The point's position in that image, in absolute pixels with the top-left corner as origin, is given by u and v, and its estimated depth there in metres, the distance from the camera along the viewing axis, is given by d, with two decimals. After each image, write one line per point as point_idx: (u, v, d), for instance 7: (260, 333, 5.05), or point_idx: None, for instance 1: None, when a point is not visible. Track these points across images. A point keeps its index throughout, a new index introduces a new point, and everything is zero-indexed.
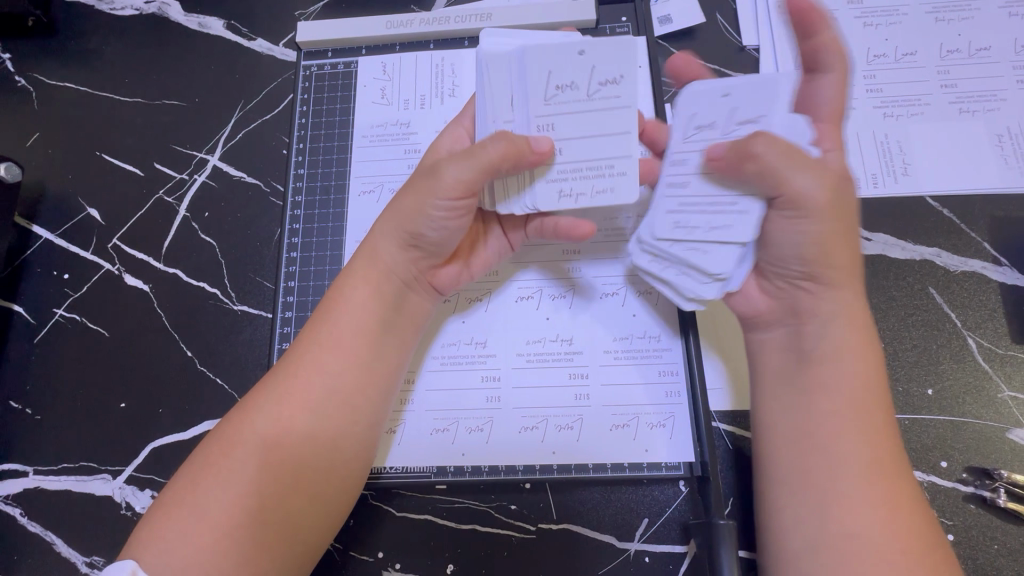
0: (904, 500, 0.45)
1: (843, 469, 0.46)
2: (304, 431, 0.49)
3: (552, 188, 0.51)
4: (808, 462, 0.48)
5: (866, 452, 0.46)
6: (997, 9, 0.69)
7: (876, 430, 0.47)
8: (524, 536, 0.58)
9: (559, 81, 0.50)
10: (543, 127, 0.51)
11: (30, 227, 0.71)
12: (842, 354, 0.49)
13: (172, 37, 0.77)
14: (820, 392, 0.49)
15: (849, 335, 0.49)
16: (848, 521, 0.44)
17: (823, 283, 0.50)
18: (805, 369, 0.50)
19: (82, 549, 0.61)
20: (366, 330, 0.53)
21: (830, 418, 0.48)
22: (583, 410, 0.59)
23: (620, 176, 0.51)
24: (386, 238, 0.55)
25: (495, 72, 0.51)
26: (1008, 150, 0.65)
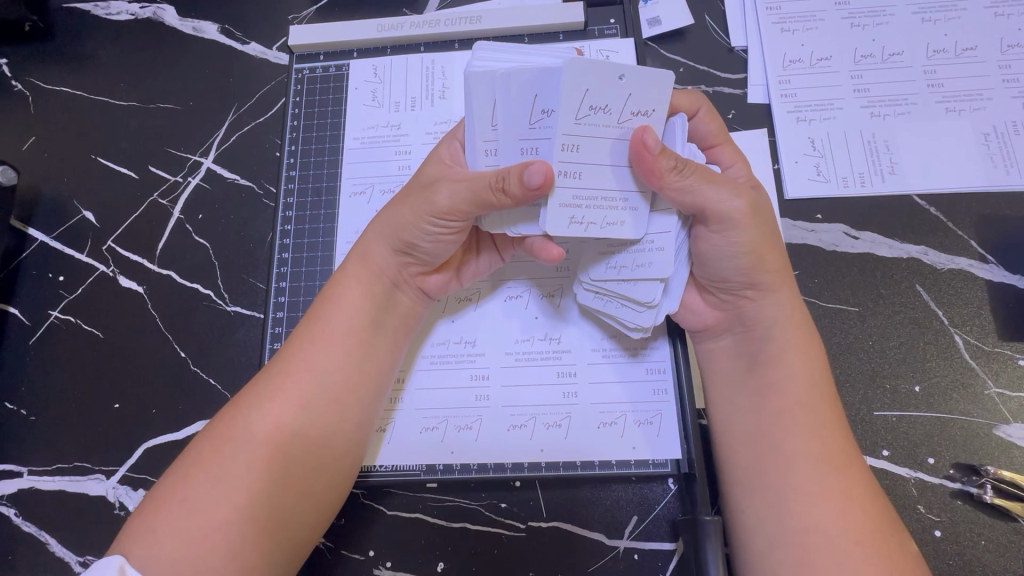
0: (857, 491, 0.46)
1: (795, 466, 0.47)
2: (296, 429, 0.49)
3: (566, 212, 0.49)
4: (764, 463, 0.49)
5: (816, 446, 0.47)
6: (983, 9, 0.70)
7: (828, 425, 0.48)
8: (514, 534, 0.58)
9: (544, 106, 0.48)
10: (526, 149, 0.49)
11: (25, 230, 0.72)
12: (785, 354, 0.51)
13: (167, 41, 0.78)
14: (767, 393, 0.50)
15: (781, 337, 0.51)
16: (807, 516, 0.45)
17: (761, 290, 0.52)
18: (750, 372, 0.52)
19: (75, 549, 0.61)
20: (357, 329, 0.54)
21: (777, 417, 0.49)
22: (571, 408, 0.60)
23: (632, 211, 0.50)
24: (378, 242, 0.56)
25: (474, 91, 0.49)
26: (994, 149, 0.66)
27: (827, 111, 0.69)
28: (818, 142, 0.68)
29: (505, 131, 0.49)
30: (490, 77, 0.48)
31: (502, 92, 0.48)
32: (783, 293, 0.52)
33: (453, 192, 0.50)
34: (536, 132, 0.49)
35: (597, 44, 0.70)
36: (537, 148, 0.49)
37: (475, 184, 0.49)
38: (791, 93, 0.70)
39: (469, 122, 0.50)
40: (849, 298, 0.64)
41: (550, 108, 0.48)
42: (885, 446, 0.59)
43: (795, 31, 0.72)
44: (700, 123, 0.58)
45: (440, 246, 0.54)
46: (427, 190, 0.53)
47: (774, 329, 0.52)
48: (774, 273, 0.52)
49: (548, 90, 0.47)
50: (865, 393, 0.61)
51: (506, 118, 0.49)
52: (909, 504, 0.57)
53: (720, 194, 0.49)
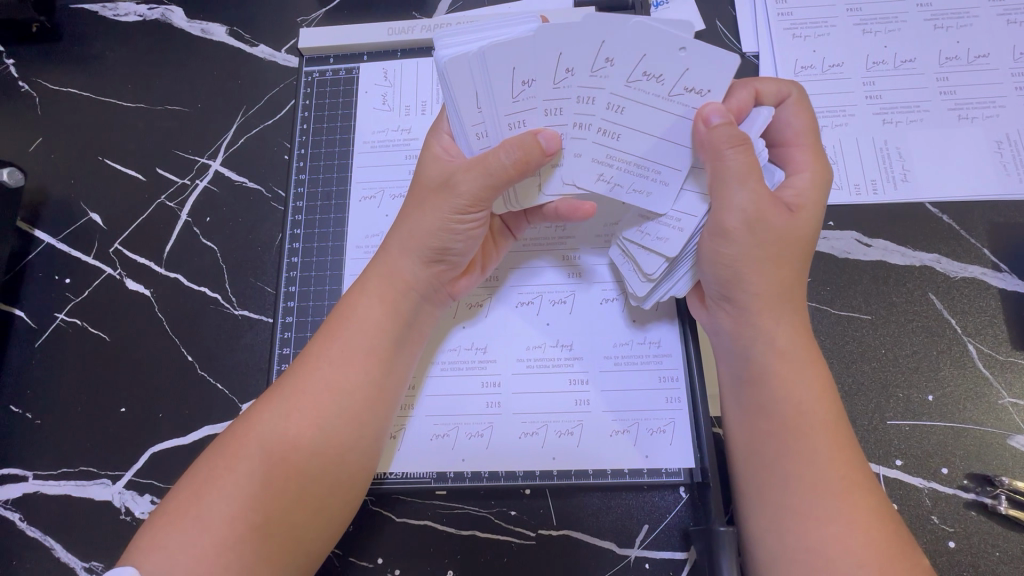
0: (865, 518, 0.44)
1: (794, 488, 0.46)
2: (313, 447, 0.49)
3: (595, 169, 0.52)
4: (763, 480, 0.47)
5: (821, 471, 0.45)
6: (996, 16, 0.70)
7: (835, 448, 0.46)
8: (524, 542, 0.58)
9: (524, 78, 0.48)
10: (513, 124, 0.51)
11: (32, 232, 0.71)
12: (776, 375, 0.49)
13: (176, 43, 0.77)
14: (763, 413, 0.49)
15: (779, 357, 0.49)
16: (808, 539, 0.44)
17: (746, 308, 0.50)
18: (747, 388, 0.50)
19: (81, 555, 0.61)
20: (372, 343, 0.53)
21: (775, 437, 0.47)
22: (583, 415, 0.59)
23: (663, 185, 0.52)
24: (404, 256, 0.55)
25: (452, 81, 0.48)
26: (1007, 156, 0.65)
27: (839, 117, 0.68)
28: (830, 148, 0.68)
29: (490, 109, 0.50)
30: (465, 61, 0.47)
31: (475, 73, 0.48)
32: (767, 316, 0.50)
33: (472, 182, 0.51)
34: (524, 105, 0.50)
35: None
36: (523, 121, 0.51)
37: (488, 167, 0.50)
38: None
39: (454, 111, 0.51)
40: (862, 306, 0.63)
41: (531, 78, 0.48)
42: (898, 455, 0.59)
43: (807, 37, 0.71)
44: (786, 113, 0.55)
45: (470, 244, 0.55)
46: (444, 188, 0.52)
47: (753, 347, 0.50)
48: (765, 293, 0.50)
49: (529, 62, 0.48)
50: (878, 402, 0.60)
51: (489, 98, 0.49)
52: (923, 514, 0.57)
53: (734, 194, 0.49)
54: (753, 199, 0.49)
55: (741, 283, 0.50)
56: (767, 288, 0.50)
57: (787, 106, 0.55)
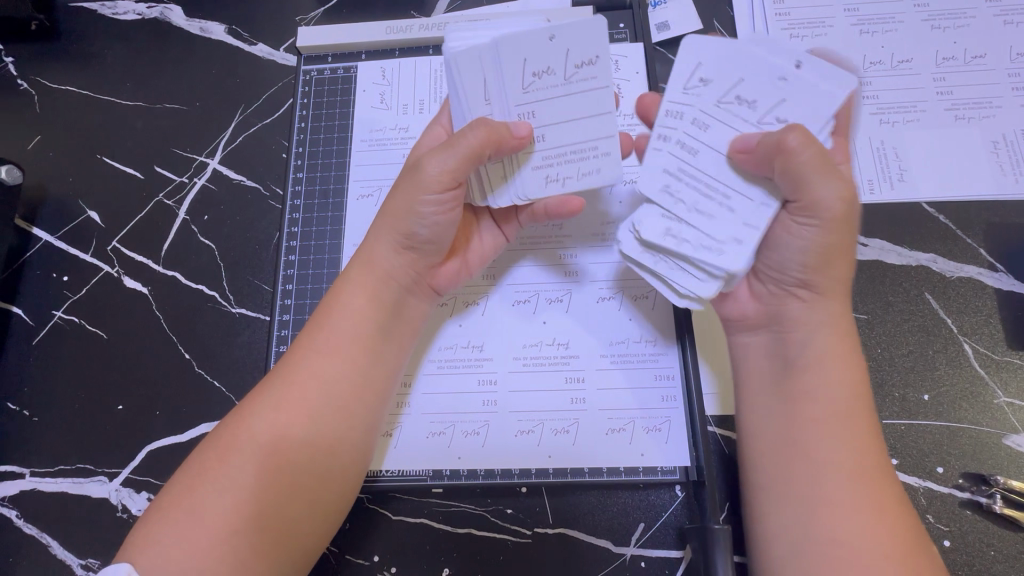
0: (890, 511, 0.44)
1: (826, 477, 0.46)
2: (304, 438, 0.49)
3: (540, 174, 0.52)
4: (792, 468, 0.48)
5: (860, 460, 0.46)
6: (993, 17, 0.70)
7: (866, 440, 0.47)
8: (520, 540, 0.58)
9: (536, 69, 0.50)
10: (523, 115, 0.51)
11: (30, 229, 0.71)
12: (825, 362, 0.49)
13: (175, 41, 0.77)
14: (802, 400, 0.49)
15: (829, 345, 0.50)
16: (832, 530, 0.44)
17: (820, 293, 0.50)
18: (789, 375, 0.50)
19: (77, 552, 0.61)
20: (360, 332, 0.53)
21: (812, 424, 0.48)
22: (579, 413, 0.59)
23: (605, 157, 0.51)
24: (379, 241, 0.55)
25: (462, 70, 0.50)
26: (1003, 156, 0.66)
27: None
28: None
29: (501, 99, 0.51)
30: (476, 55, 0.50)
31: (485, 66, 0.50)
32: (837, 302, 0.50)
33: (441, 159, 0.50)
34: (534, 94, 0.50)
35: None
36: (533, 112, 0.51)
37: (458, 150, 0.49)
38: None
39: (461, 104, 0.52)
40: (858, 305, 0.64)
41: (544, 69, 0.50)
42: (893, 454, 0.59)
43: (804, 37, 0.71)
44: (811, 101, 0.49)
45: (438, 230, 0.54)
46: (415, 170, 0.52)
47: (811, 335, 0.50)
48: (837, 281, 0.50)
49: (541, 54, 0.50)
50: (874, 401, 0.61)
51: (496, 92, 0.51)
52: (918, 513, 0.57)
53: (825, 186, 0.46)
54: (839, 186, 0.46)
55: (818, 272, 0.49)
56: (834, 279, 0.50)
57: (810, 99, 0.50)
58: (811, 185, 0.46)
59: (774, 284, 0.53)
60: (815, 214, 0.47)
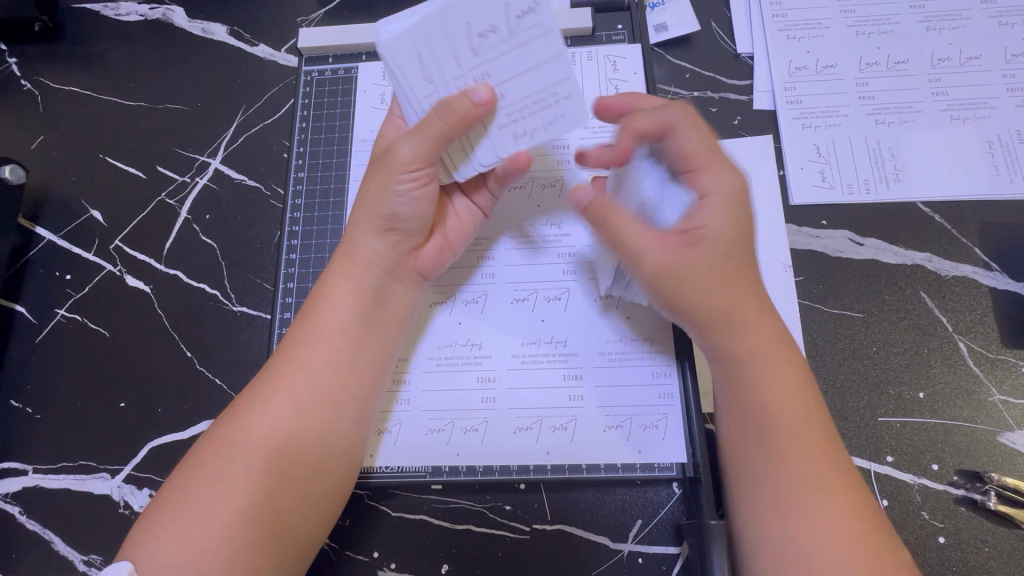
0: (845, 507, 0.44)
1: (775, 481, 0.46)
2: (293, 430, 0.49)
3: (508, 132, 0.51)
4: (745, 471, 0.48)
5: (802, 465, 0.45)
6: (988, 18, 0.70)
7: (816, 441, 0.46)
8: (519, 536, 0.58)
9: (479, 29, 0.49)
10: (478, 76, 0.50)
11: (34, 228, 0.72)
12: (753, 373, 0.49)
13: (177, 42, 0.78)
14: (744, 409, 0.49)
15: (757, 355, 0.49)
16: (789, 529, 0.44)
17: (710, 326, 0.51)
18: (729, 385, 0.50)
19: (80, 548, 0.61)
20: (346, 326, 0.54)
21: (756, 432, 0.48)
22: (576, 411, 0.60)
23: (567, 100, 0.50)
24: (361, 230, 0.56)
25: (403, 57, 0.50)
26: (998, 157, 0.66)
27: (832, 117, 0.69)
28: (823, 148, 0.68)
29: (452, 70, 0.50)
30: (409, 36, 0.49)
31: (416, 42, 0.49)
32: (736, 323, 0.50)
33: (413, 143, 0.52)
34: (488, 55, 0.49)
35: (604, 50, 0.71)
36: (487, 71, 0.50)
37: (429, 132, 0.51)
38: (797, 100, 0.70)
39: (411, 88, 0.51)
40: (854, 304, 0.64)
41: (490, 27, 0.49)
42: (889, 451, 0.59)
43: (801, 38, 0.72)
44: (679, 138, 0.54)
45: (420, 204, 0.55)
46: (387, 155, 0.54)
47: (729, 348, 0.50)
48: (710, 309, 0.50)
49: (478, 14, 0.48)
50: (870, 399, 0.61)
51: (434, 66, 0.50)
52: (913, 510, 0.57)
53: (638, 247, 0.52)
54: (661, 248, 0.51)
55: (693, 304, 0.51)
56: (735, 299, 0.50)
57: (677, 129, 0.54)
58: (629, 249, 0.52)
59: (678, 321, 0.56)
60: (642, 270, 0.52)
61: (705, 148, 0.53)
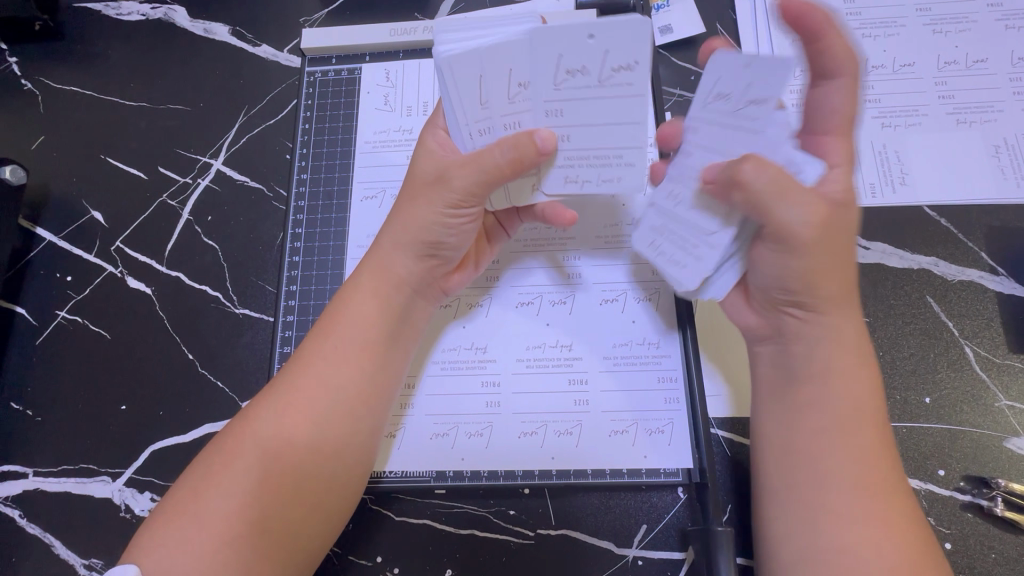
0: (898, 519, 0.45)
1: (832, 487, 0.46)
2: (309, 442, 0.49)
3: (559, 176, 0.51)
4: (799, 474, 0.48)
5: (859, 474, 0.46)
6: (994, 21, 0.70)
7: (876, 451, 0.46)
8: (523, 541, 0.58)
9: (570, 66, 0.47)
10: (551, 112, 0.49)
11: (34, 229, 0.72)
12: (830, 374, 0.48)
13: (179, 42, 0.77)
14: (807, 410, 0.49)
15: (837, 356, 0.48)
16: (841, 536, 0.44)
17: (816, 310, 0.49)
18: (796, 386, 0.50)
19: (81, 552, 0.61)
20: (368, 339, 0.53)
21: (817, 436, 0.48)
22: (582, 415, 0.59)
23: (628, 167, 0.50)
24: (391, 249, 0.55)
25: (472, 70, 0.48)
26: (1005, 160, 0.66)
27: None
28: None
29: (525, 95, 0.48)
30: (483, 50, 0.47)
31: (480, 62, 0.47)
32: (828, 316, 0.49)
33: (465, 178, 0.50)
34: (564, 92, 0.48)
35: None
36: (561, 110, 0.49)
37: (484, 164, 0.49)
38: None
39: (465, 103, 0.49)
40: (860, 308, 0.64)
41: (580, 67, 0.47)
42: None
43: None
44: (833, 96, 0.51)
45: (462, 236, 0.54)
46: (437, 181, 0.52)
47: (814, 350, 0.49)
48: (835, 295, 0.48)
49: (578, 53, 0.47)
50: None
51: (492, 91, 0.49)
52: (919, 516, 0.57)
53: (787, 214, 0.45)
54: (810, 209, 0.45)
55: (812, 287, 0.48)
56: (835, 296, 0.48)
57: (840, 84, 0.50)
58: (773, 213, 0.46)
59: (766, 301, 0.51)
60: (783, 238, 0.46)
61: (848, 116, 0.50)
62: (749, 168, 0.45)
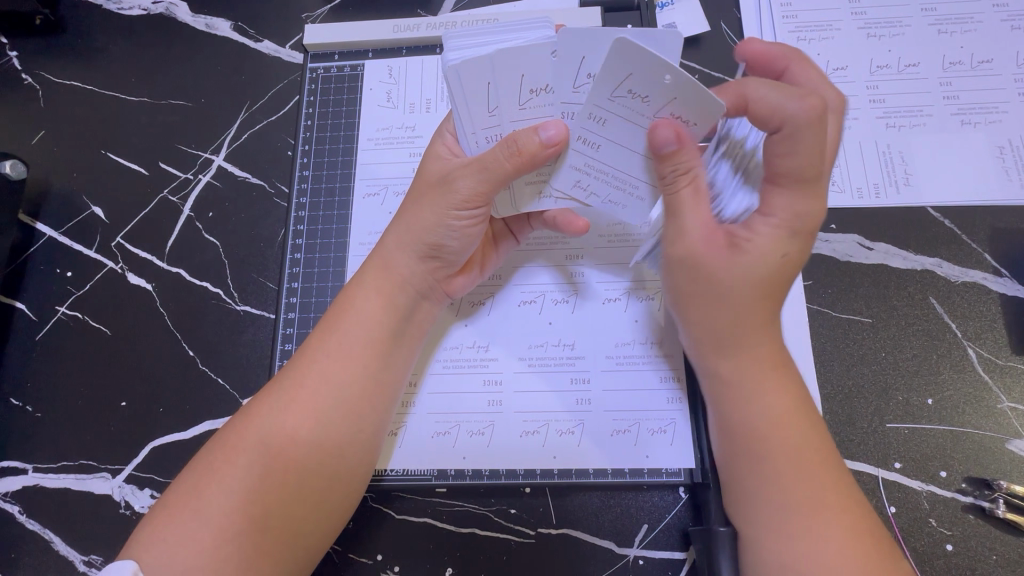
0: (831, 526, 0.43)
1: (763, 505, 0.46)
2: (312, 441, 0.49)
3: (571, 176, 0.51)
4: (735, 494, 0.48)
5: (783, 490, 0.45)
6: (999, 22, 0.70)
7: (794, 462, 0.45)
8: (524, 540, 0.58)
9: (634, 90, 0.44)
10: (593, 116, 0.47)
11: (34, 224, 0.71)
12: (745, 392, 0.48)
13: (180, 38, 0.77)
14: (728, 432, 0.49)
15: (737, 373, 0.48)
16: (778, 553, 0.44)
17: (708, 328, 0.49)
18: (715, 408, 0.50)
19: (80, 548, 0.61)
20: (372, 337, 0.53)
21: (739, 457, 0.47)
22: (584, 414, 0.59)
23: (638, 200, 0.51)
24: (399, 249, 0.55)
25: (500, 70, 0.46)
26: (1009, 162, 0.66)
27: (843, 120, 0.69)
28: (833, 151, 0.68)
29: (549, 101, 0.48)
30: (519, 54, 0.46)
31: (497, 72, 0.47)
32: (723, 334, 0.49)
33: (469, 179, 0.50)
34: (612, 109, 0.46)
35: None
36: (604, 121, 0.47)
37: (486, 165, 0.49)
38: None
39: (477, 103, 0.49)
40: (863, 309, 0.64)
41: (642, 93, 0.45)
42: (897, 458, 0.59)
43: (811, 40, 0.71)
44: (774, 146, 0.44)
45: (465, 241, 0.55)
46: (443, 184, 0.52)
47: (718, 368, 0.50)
48: (723, 309, 0.48)
49: (649, 83, 0.44)
50: (878, 405, 0.61)
51: (505, 98, 0.48)
52: (921, 517, 0.57)
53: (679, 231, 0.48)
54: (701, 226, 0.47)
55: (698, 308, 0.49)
56: (751, 317, 0.47)
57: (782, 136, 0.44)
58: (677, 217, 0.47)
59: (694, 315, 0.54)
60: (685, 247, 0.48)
61: (799, 171, 0.44)
62: (683, 159, 0.46)
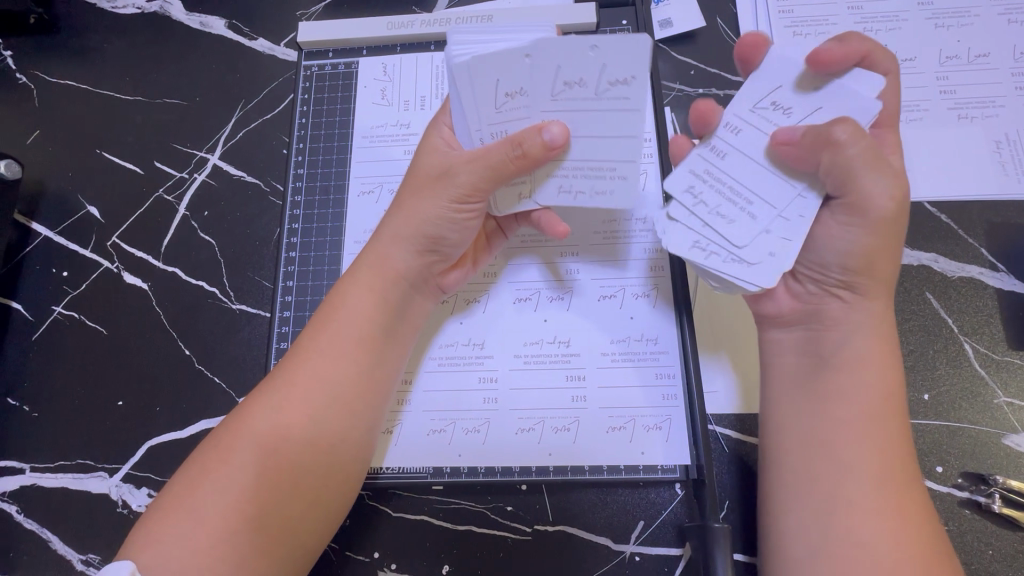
0: (912, 509, 0.45)
1: (851, 478, 0.46)
2: (305, 438, 0.49)
3: (587, 186, 0.51)
4: (820, 465, 0.47)
5: (879, 466, 0.45)
6: (997, 16, 0.69)
7: (892, 444, 0.46)
8: (520, 537, 0.58)
9: (778, 100, 0.51)
10: (732, 126, 0.52)
11: (29, 224, 0.71)
12: (861, 362, 0.48)
13: (173, 35, 0.77)
14: (834, 398, 0.49)
15: (861, 346, 0.49)
16: (859, 527, 0.44)
17: (859, 293, 0.49)
18: (820, 376, 0.50)
19: (78, 548, 0.61)
20: (366, 334, 0.53)
21: (840, 427, 0.47)
22: (579, 412, 0.59)
23: (748, 217, 0.51)
24: (396, 248, 0.55)
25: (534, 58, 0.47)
26: (1005, 156, 0.65)
27: None
28: None
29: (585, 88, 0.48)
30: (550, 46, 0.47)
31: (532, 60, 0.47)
32: (867, 302, 0.49)
33: (477, 181, 0.51)
34: (754, 117, 0.52)
35: None
36: (740, 129, 0.52)
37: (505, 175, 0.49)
38: None
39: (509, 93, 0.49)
40: None
41: (785, 106, 0.51)
42: None
43: (807, 34, 0.71)
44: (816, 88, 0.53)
45: (463, 237, 0.54)
46: (443, 184, 0.52)
47: (849, 336, 0.49)
48: (879, 278, 0.49)
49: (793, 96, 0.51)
50: None
51: (534, 87, 0.49)
52: None
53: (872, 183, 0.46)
54: (888, 182, 0.46)
55: (861, 268, 0.48)
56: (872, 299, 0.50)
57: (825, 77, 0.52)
58: (856, 183, 0.46)
59: (813, 283, 0.51)
60: (862, 213, 0.47)
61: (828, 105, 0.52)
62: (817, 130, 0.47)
